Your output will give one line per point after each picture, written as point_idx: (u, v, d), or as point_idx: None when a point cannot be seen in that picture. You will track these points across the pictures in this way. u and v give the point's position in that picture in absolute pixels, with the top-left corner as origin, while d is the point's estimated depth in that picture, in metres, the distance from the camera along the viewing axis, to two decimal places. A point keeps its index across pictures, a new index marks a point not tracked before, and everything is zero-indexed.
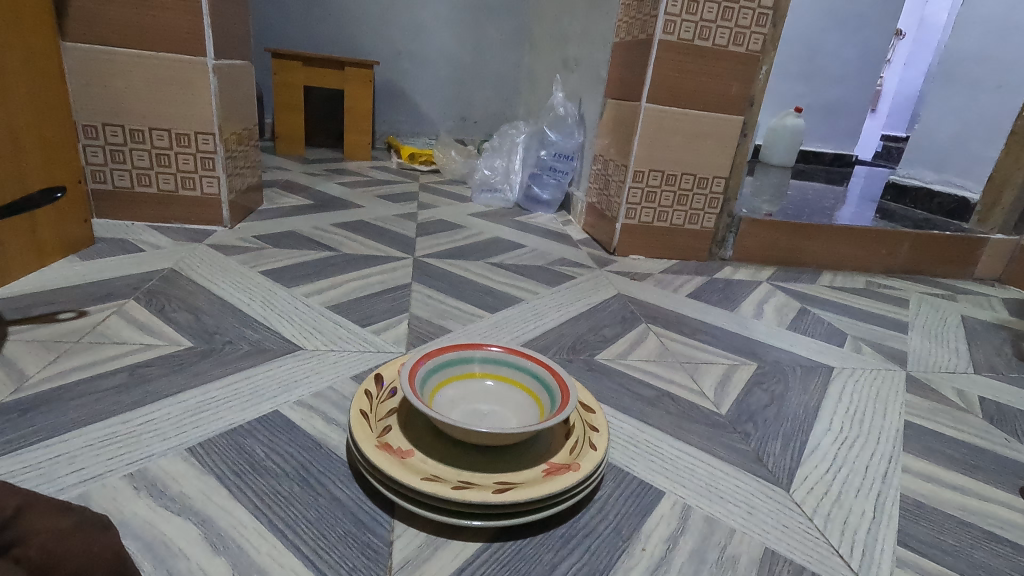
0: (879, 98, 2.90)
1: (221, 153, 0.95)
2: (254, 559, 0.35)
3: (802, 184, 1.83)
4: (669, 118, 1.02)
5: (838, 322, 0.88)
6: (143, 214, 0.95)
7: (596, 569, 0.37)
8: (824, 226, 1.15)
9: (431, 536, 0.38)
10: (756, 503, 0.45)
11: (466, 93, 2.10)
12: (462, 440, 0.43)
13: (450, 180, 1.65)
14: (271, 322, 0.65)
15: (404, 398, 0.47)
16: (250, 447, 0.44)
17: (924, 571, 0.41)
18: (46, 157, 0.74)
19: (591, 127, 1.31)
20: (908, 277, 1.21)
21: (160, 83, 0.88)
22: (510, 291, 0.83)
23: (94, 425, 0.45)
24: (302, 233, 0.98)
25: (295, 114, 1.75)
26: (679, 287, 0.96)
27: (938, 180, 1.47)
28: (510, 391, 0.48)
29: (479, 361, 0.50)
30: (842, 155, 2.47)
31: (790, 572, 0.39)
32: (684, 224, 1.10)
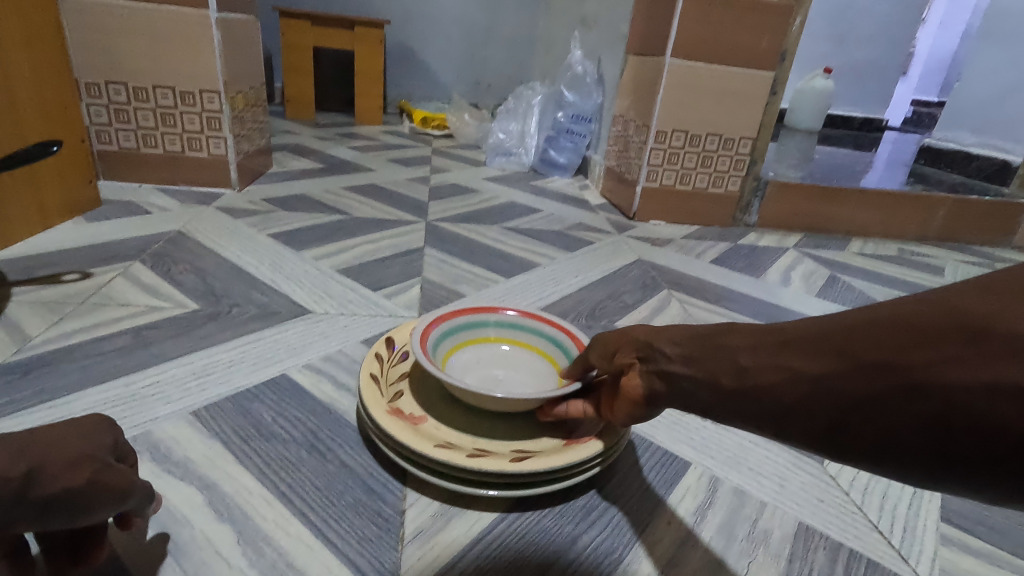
0: (911, 60, 2.75)
1: (228, 112, 0.92)
2: (260, 526, 0.33)
3: (829, 150, 1.76)
4: (694, 74, 0.97)
5: (869, 290, 0.84)
6: (149, 176, 0.93)
7: (619, 543, 0.35)
8: (855, 191, 1.10)
9: (445, 506, 0.36)
10: (788, 475, 0.42)
11: (480, 55, 2.03)
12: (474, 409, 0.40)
13: (463, 145, 1.61)
14: (280, 286, 0.63)
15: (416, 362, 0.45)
16: (256, 412, 0.43)
17: (971, 550, 0.38)
18: (46, 114, 0.71)
19: (610, 87, 1.25)
20: (942, 245, 1.15)
21: (161, 38, 0.84)
22: (526, 256, 0.80)
23: (95, 387, 0.43)
24: (312, 196, 0.96)
25: (303, 77, 1.69)
26: (701, 253, 0.92)
27: (977, 143, 1.40)
28: (527, 357, 0.46)
29: (495, 326, 0.47)
30: (871, 119, 2.36)
31: (827, 548, 0.36)
32: (708, 187, 1.05)
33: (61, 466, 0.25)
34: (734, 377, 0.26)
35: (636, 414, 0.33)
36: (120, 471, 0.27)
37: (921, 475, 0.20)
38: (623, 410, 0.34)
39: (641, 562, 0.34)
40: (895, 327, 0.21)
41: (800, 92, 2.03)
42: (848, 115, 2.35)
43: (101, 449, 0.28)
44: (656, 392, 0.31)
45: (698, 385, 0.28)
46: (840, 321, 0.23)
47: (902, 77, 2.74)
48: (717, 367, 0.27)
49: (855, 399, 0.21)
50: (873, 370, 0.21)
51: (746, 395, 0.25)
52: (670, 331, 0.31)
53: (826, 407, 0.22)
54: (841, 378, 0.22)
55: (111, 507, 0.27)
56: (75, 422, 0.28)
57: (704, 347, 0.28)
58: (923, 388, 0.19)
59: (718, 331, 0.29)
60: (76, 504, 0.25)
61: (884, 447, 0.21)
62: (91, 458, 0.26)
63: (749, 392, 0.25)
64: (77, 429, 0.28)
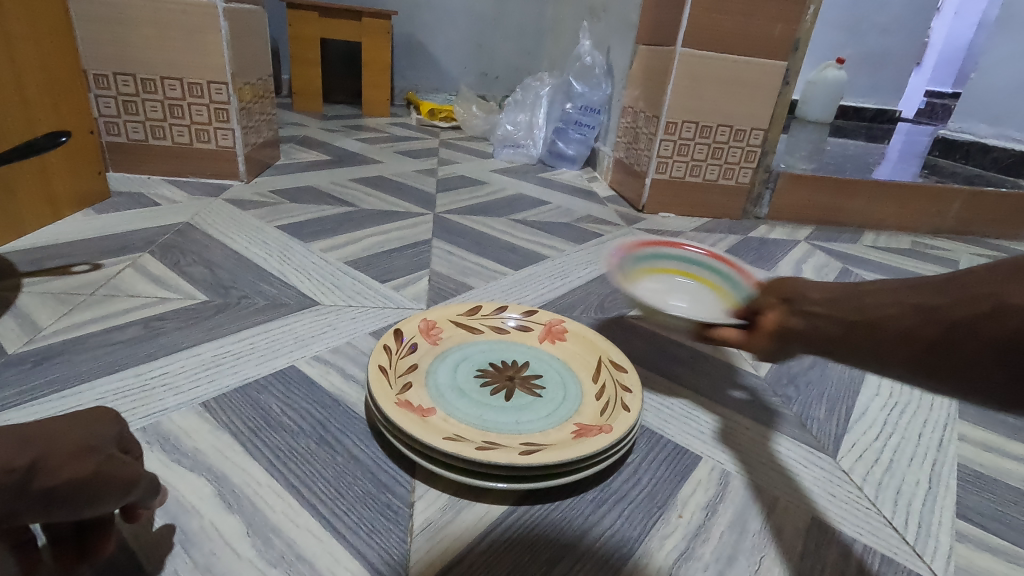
0: (926, 50, 2.71)
1: (235, 103, 0.91)
2: (269, 517, 0.33)
3: (841, 141, 1.74)
4: (705, 64, 0.95)
5: (882, 283, 0.82)
6: (157, 167, 0.93)
7: (630, 536, 0.35)
8: (868, 183, 1.08)
9: (454, 499, 0.36)
10: (800, 470, 0.42)
11: (488, 46, 2.02)
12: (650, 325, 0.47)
13: (470, 137, 1.60)
14: (288, 277, 0.63)
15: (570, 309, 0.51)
16: (265, 403, 0.42)
17: (987, 546, 0.37)
18: (54, 105, 0.71)
19: (620, 77, 1.24)
20: (957, 238, 1.13)
21: (167, 29, 0.84)
22: (534, 248, 0.80)
23: (106, 378, 0.43)
24: (319, 188, 0.95)
25: (310, 68, 1.68)
26: (711, 245, 0.91)
27: (993, 134, 1.38)
28: (699, 287, 0.56)
29: (679, 261, 0.58)
30: (884, 110, 2.33)
31: (840, 544, 0.36)
32: (718, 179, 1.04)
33: (65, 459, 0.25)
34: (851, 324, 0.30)
35: (767, 351, 0.36)
36: (128, 464, 0.28)
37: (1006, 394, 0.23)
38: (755, 345, 0.37)
39: (652, 555, 0.34)
40: (1006, 270, 0.24)
41: (812, 83, 2.00)
42: (861, 106, 2.32)
43: (105, 441, 0.28)
44: (784, 334, 0.35)
45: (818, 334, 0.32)
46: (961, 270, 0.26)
47: (916, 67, 2.69)
48: (835, 316, 0.31)
49: (954, 325, 0.25)
50: (975, 302, 0.24)
51: (859, 335, 0.30)
52: (811, 289, 0.35)
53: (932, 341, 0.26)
54: (948, 309, 0.25)
55: (117, 500, 0.27)
56: (79, 414, 0.29)
57: (831, 301, 0.32)
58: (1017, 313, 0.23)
59: (844, 289, 0.32)
60: (79, 497, 0.25)
61: (975, 368, 0.24)
62: (95, 450, 0.27)
63: (863, 334, 0.29)
64: (84, 420, 0.29)
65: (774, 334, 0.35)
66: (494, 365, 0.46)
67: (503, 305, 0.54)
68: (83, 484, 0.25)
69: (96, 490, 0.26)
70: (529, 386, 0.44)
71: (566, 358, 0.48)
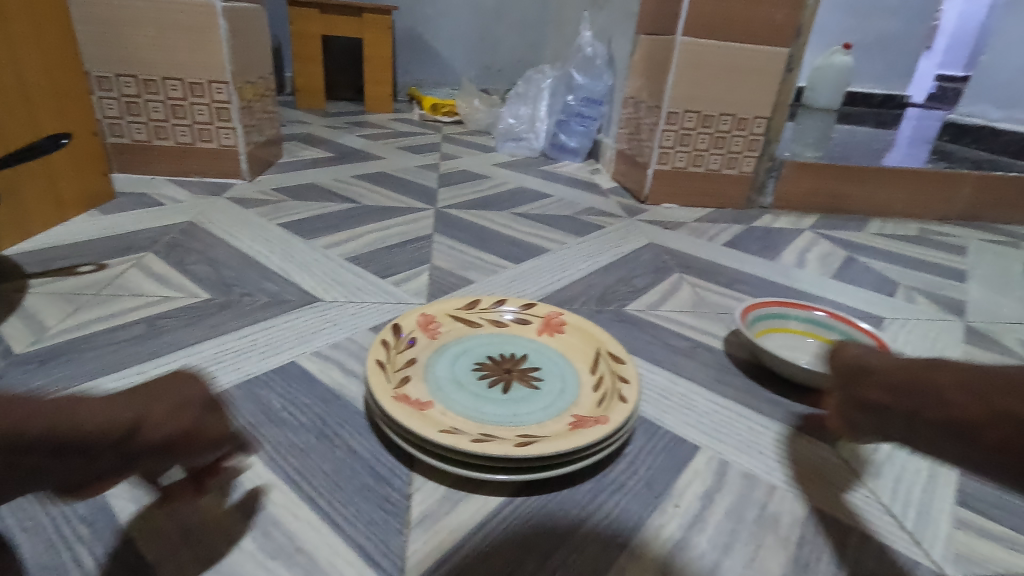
0: (936, 34, 2.66)
1: (236, 103, 0.92)
2: (269, 510, 0.34)
3: (849, 128, 1.72)
4: (706, 53, 0.95)
5: (886, 270, 0.82)
6: (161, 167, 0.94)
7: (627, 524, 0.35)
8: (874, 169, 1.07)
9: (452, 491, 0.37)
10: (800, 460, 0.42)
11: (491, 39, 2.01)
12: (780, 378, 0.51)
13: (473, 131, 1.60)
14: (290, 274, 0.63)
15: (622, 366, 0.44)
16: (266, 399, 0.43)
17: (988, 533, 0.37)
18: (58, 107, 0.72)
19: (621, 67, 1.23)
20: (966, 223, 1.12)
21: (168, 30, 0.85)
22: (536, 241, 0.80)
23: (110, 375, 0.44)
24: (322, 185, 0.96)
25: (313, 66, 1.69)
26: (715, 235, 0.90)
27: (1004, 118, 1.36)
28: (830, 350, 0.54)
29: (804, 322, 0.57)
30: (893, 96, 2.29)
31: (838, 532, 0.36)
32: (722, 169, 1.03)
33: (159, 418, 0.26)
34: (936, 394, 0.26)
35: (845, 421, 0.32)
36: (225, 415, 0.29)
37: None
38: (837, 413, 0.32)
39: (647, 544, 0.34)
40: None
41: (819, 69, 1.98)
42: (869, 92, 2.28)
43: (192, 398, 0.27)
44: (864, 402, 0.30)
45: (909, 407, 0.27)
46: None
47: (925, 51, 2.65)
48: (924, 388, 0.27)
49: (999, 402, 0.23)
50: None
51: (947, 407, 0.25)
52: (887, 361, 0.30)
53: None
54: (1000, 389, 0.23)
55: (208, 454, 0.28)
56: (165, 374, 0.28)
57: (912, 376, 0.28)
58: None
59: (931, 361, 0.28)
60: (171, 452, 0.26)
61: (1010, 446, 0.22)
62: (185, 408, 0.27)
63: (951, 408, 0.25)
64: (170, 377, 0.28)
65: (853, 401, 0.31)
66: (501, 359, 0.46)
67: (501, 298, 0.54)
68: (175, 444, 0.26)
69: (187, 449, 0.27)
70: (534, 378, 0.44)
71: (566, 350, 0.48)
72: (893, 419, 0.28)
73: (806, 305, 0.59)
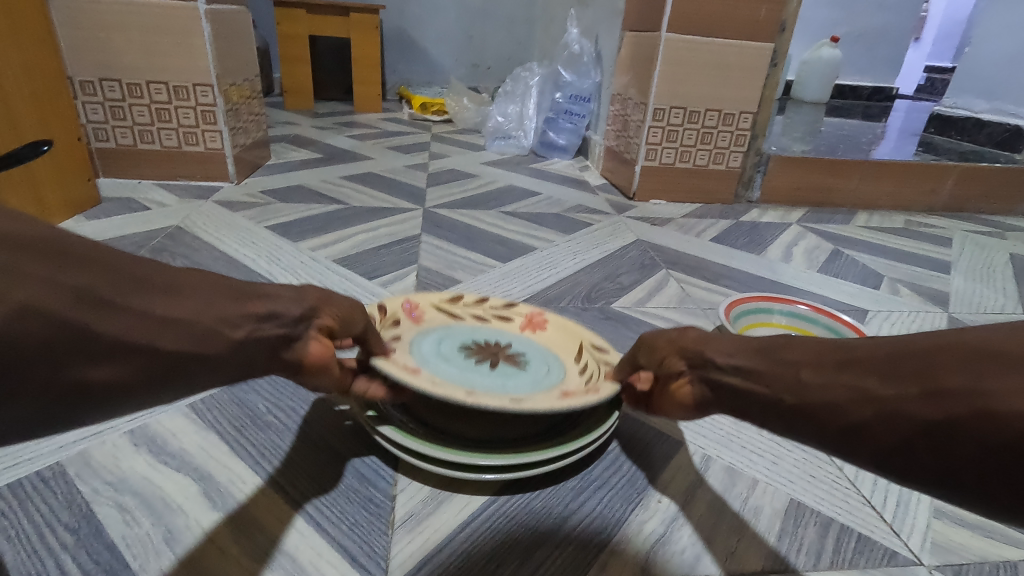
0: (924, 26, 2.67)
1: (222, 105, 0.92)
2: (252, 514, 0.34)
3: (837, 121, 1.72)
4: (691, 49, 0.95)
5: (872, 263, 0.82)
6: (146, 171, 0.93)
7: (609, 521, 0.35)
8: (861, 162, 1.07)
9: (436, 491, 0.37)
10: (781, 453, 0.42)
11: (479, 37, 2.00)
12: None
13: (462, 130, 1.60)
14: (276, 277, 0.63)
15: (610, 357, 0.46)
16: (252, 403, 0.43)
17: (965, 522, 0.38)
18: (40, 113, 0.72)
19: (608, 63, 1.24)
20: (952, 215, 1.13)
21: (152, 34, 0.84)
22: (523, 240, 0.80)
23: None
24: (309, 187, 0.96)
25: (301, 67, 1.68)
26: (702, 231, 0.91)
27: (988, 109, 1.37)
28: None
29: (787, 316, 0.57)
30: (882, 88, 2.30)
31: (817, 523, 0.36)
32: (709, 164, 1.04)
33: (276, 298, 0.29)
34: (800, 392, 0.26)
35: (692, 398, 0.32)
36: (326, 296, 0.33)
37: (964, 470, 0.20)
38: (684, 388, 0.33)
39: (630, 540, 0.34)
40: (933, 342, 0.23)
41: (807, 63, 1.99)
42: (857, 85, 2.29)
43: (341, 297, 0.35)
44: (711, 381, 0.31)
45: (761, 391, 0.28)
46: (909, 343, 0.23)
47: (913, 43, 2.66)
48: (778, 367, 0.28)
49: (887, 410, 0.23)
50: (911, 377, 0.22)
51: (803, 387, 0.26)
52: (724, 341, 0.32)
53: (879, 402, 0.23)
54: (888, 392, 0.23)
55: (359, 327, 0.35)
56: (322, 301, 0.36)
57: (763, 356, 0.29)
58: (971, 358, 0.21)
59: (771, 341, 0.29)
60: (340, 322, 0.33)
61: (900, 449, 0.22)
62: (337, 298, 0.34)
63: (807, 387, 0.26)
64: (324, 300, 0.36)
65: (700, 379, 0.32)
66: (486, 343, 0.47)
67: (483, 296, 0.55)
68: (297, 318, 0.30)
69: (303, 325, 0.30)
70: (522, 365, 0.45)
71: (549, 344, 0.48)
72: (746, 402, 0.29)
73: (790, 299, 0.59)
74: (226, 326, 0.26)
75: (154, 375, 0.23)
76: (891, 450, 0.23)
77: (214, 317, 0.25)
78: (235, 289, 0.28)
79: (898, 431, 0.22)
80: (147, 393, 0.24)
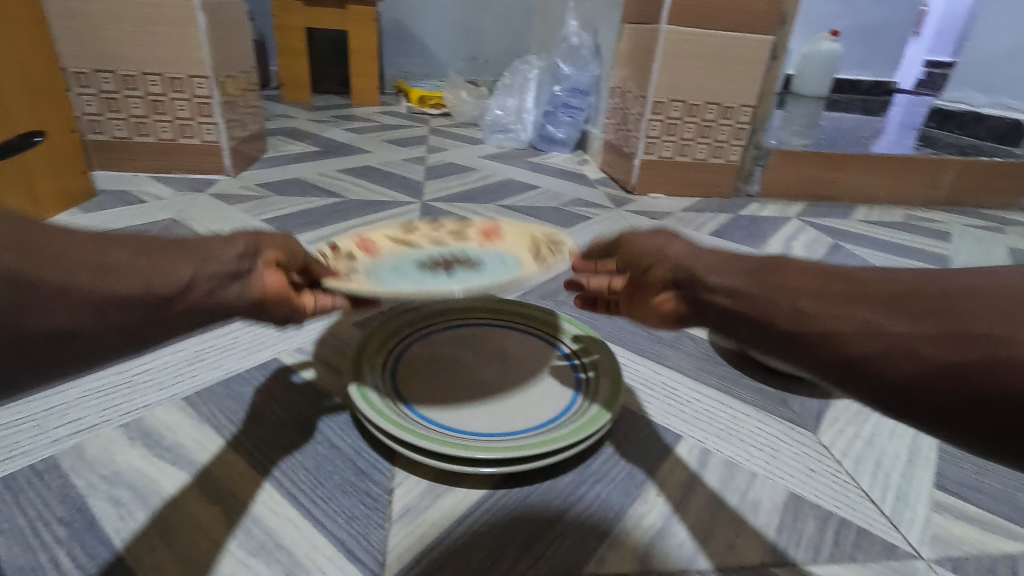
0: (923, 20, 2.66)
1: (218, 98, 0.91)
2: (247, 508, 0.34)
3: (836, 115, 1.72)
4: (691, 42, 0.94)
5: (871, 257, 0.82)
6: (142, 164, 0.93)
7: (607, 513, 0.35)
8: (861, 156, 1.07)
9: (433, 484, 0.37)
10: (780, 446, 0.42)
11: (477, 29, 1.99)
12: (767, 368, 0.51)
13: (461, 123, 1.59)
14: None
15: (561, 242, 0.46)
16: (248, 397, 0.43)
17: (965, 515, 0.38)
18: (34, 104, 0.71)
19: (607, 56, 1.23)
20: (951, 208, 1.13)
21: (148, 25, 0.84)
22: None
23: (90, 376, 0.44)
24: (306, 180, 0.95)
25: (298, 60, 1.67)
26: (701, 224, 0.90)
27: (988, 103, 1.36)
28: None
29: None
30: (881, 82, 2.29)
31: (817, 517, 0.36)
32: (708, 158, 1.03)
33: (211, 244, 0.30)
34: (799, 318, 0.27)
35: (676, 311, 0.33)
36: (254, 235, 0.33)
37: (967, 404, 0.22)
38: (666, 303, 0.33)
39: (629, 533, 0.34)
40: (945, 284, 0.24)
41: (806, 56, 1.98)
42: (856, 79, 2.28)
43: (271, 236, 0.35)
44: (697, 299, 0.31)
45: (750, 313, 0.29)
46: (922, 284, 0.25)
47: (913, 37, 2.65)
48: (773, 289, 0.28)
49: (898, 347, 0.24)
50: (926, 316, 0.24)
51: (803, 315, 0.27)
52: (711, 259, 0.32)
53: (890, 338, 0.24)
54: (901, 329, 0.24)
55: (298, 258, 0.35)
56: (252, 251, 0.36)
57: (755, 278, 0.29)
58: (991, 303, 0.22)
59: (763, 263, 0.30)
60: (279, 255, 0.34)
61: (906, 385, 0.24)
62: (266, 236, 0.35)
63: (809, 315, 0.27)
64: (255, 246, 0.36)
65: (686, 297, 0.32)
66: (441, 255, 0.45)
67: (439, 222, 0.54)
68: (236, 256, 0.30)
69: (246, 262, 0.31)
70: (523, 349, 0.46)
71: (506, 248, 0.46)
72: (733, 322, 0.30)
73: None
74: (168, 269, 0.27)
75: (110, 327, 0.25)
76: (893, 385, 0.24)
77: (152, 269, 0.27)
78: (173, 241, 0.29)
79: (907, 367, 0.24)
80: (109, 338, 0.25)
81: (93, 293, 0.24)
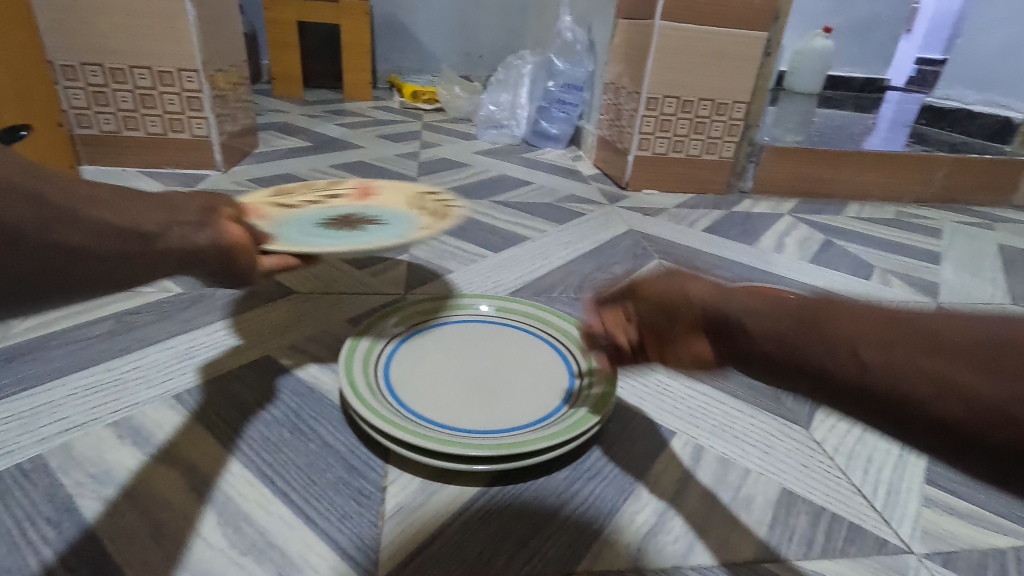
0: (915, 17, 2.68)
1: (208, 91, 0.89)
2: (239, 506, 0.33)
3: (829, 112, 1.72)
4: (685, 38, 0.94)
5: (863, 254, 0.83)
6: (131, 159, 0.92)
7: (601, 511, 0.35)
8: (854, 153, 1.07)
9: (427, 482, 0.37)
10: (774, 443, 0.42)
11: (471, 24, 1.98)
12: None
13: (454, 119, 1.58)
14: None
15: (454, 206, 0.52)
16: (240, 394, 0.43)
17: (955, 510, 0.38)
18: (20, 97, 0.70)
19: (601, 52, 1.22)
20: (942, 205, 1.13)
21: (136, 17, 0.82)
22: (515, 230, 0.79)
23: (78, 373, 0.43)
24: (298, 176, 0.94)
25: (290, 54, 1.65)
26: (694, 221, 0.91)
27: (979, 101, 1.37)
28: None
29: None
30: (873, 79, 2.30)
31: (809, 513, 0.36)
32: (702, 154, 1.03)
33: (173, 202, 0.34)
34: (858, 370, 0.21)
35: (712, 358, 0.27)
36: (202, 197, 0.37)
37: None
38: (694, 347, 0.27)
39: (623, 530, 0.34)
40: None
41: (800, 53, 1.98)
42: (849, 76, 2.29)
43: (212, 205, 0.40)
44: (732, 347, 0.25)
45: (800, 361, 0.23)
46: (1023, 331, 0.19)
47: (905, 34, 2.66)
48: (821, 337, 0.22)
49: (992, 409, 0.18)
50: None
51: (864, 367, 0.21)
52: (746, 295, 0.26)
53: (980, 400, 0.18)
54: (994, 389, 0.18)
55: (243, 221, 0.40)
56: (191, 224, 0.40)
57: (802, 320, 0.23)
58: None
59: (809, 301, 0.24)
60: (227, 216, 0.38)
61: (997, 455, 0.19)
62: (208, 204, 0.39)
63: (873, 369, 0.21)
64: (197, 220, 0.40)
65: (720, 342, 0.26)
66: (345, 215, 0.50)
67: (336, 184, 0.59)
68: (197, 210, 0.35)
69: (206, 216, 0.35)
70: (514, 345, 0.47)
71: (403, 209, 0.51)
72: (775, 371, 0.24)
73: None
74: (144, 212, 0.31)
75: (99, 255, 0.28)
76: (983, 453, 0.19)
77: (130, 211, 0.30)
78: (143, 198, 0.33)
79: (1000, 435, 0.18)
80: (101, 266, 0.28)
81: (87, 227, 0.28)
